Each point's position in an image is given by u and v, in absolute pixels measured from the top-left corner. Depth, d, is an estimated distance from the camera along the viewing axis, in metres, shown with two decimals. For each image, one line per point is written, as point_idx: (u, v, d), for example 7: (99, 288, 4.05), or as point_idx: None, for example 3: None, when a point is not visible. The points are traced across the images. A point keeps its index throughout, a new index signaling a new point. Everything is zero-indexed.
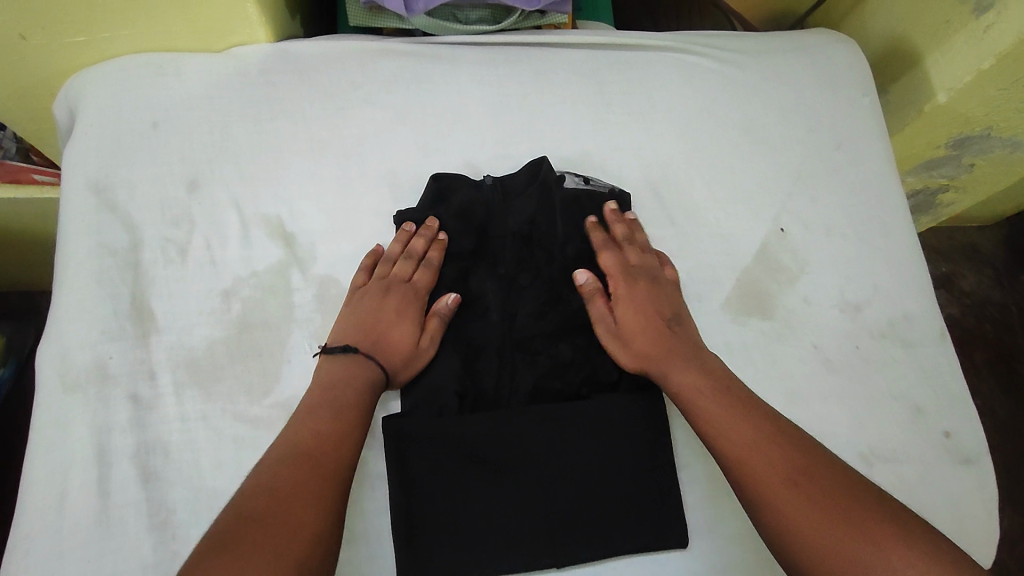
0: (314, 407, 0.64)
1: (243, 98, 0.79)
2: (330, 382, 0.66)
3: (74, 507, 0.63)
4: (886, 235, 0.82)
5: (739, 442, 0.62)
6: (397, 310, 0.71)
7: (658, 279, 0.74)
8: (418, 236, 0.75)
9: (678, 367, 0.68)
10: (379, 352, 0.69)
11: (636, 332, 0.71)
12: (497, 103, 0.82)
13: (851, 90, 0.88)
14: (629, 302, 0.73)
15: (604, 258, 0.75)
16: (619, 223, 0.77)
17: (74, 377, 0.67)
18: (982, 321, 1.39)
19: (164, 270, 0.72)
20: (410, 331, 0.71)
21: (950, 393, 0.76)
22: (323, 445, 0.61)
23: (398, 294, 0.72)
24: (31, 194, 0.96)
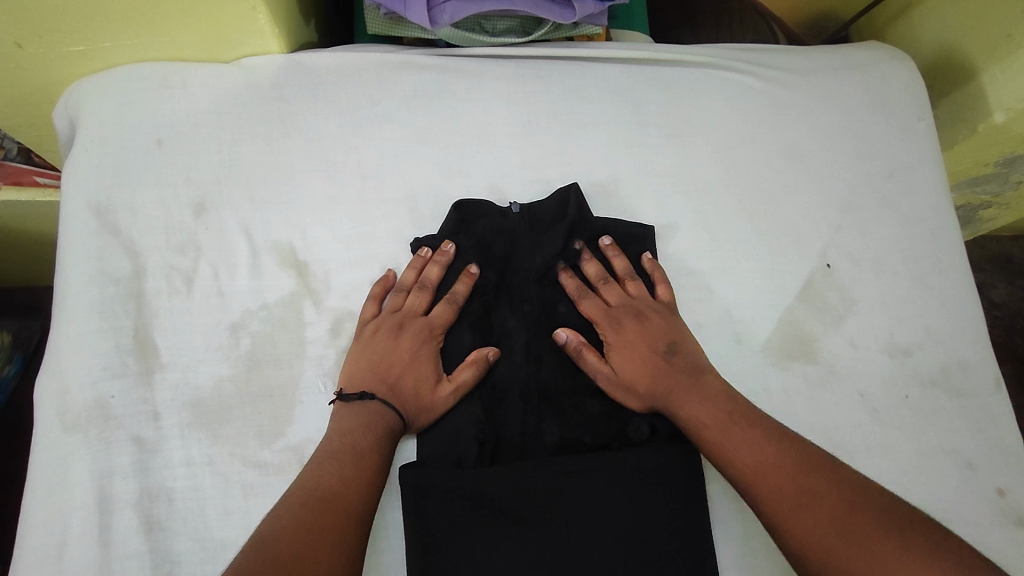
0: (332, 452, 0.59)
1: (255, 114, 0.75)
2: (344, 425, 0.61)
3: (72, 559, 0.59)
4: (938, 272, 0.77)
5: (753, 483, 0.56)
6: (414, 351, 0.67)
7: (644, 306, 0.69)
8: (433, 264, 0.70)
9: (685, 408, 0.63)
10: (395, 397, 0.65)
11: (634, 379, 0.67)
12: (525, 123, 0.77)
13: (905, 113, 0.82)
14: (623, 346, 0.68)
15: (583, 301, 0.70)
16: (590, 264, 0.72)
17: (74, 417, 0.63)
18: (1012, 334, 1.33)
19: (170, 301, 0.68)
20: (430, 375, 0.67)
21: (1003, 447, 0.71)
22: (343, 490, 0.55)
23: (416, 334, 0.68)
24: (33, 197, 0.93)
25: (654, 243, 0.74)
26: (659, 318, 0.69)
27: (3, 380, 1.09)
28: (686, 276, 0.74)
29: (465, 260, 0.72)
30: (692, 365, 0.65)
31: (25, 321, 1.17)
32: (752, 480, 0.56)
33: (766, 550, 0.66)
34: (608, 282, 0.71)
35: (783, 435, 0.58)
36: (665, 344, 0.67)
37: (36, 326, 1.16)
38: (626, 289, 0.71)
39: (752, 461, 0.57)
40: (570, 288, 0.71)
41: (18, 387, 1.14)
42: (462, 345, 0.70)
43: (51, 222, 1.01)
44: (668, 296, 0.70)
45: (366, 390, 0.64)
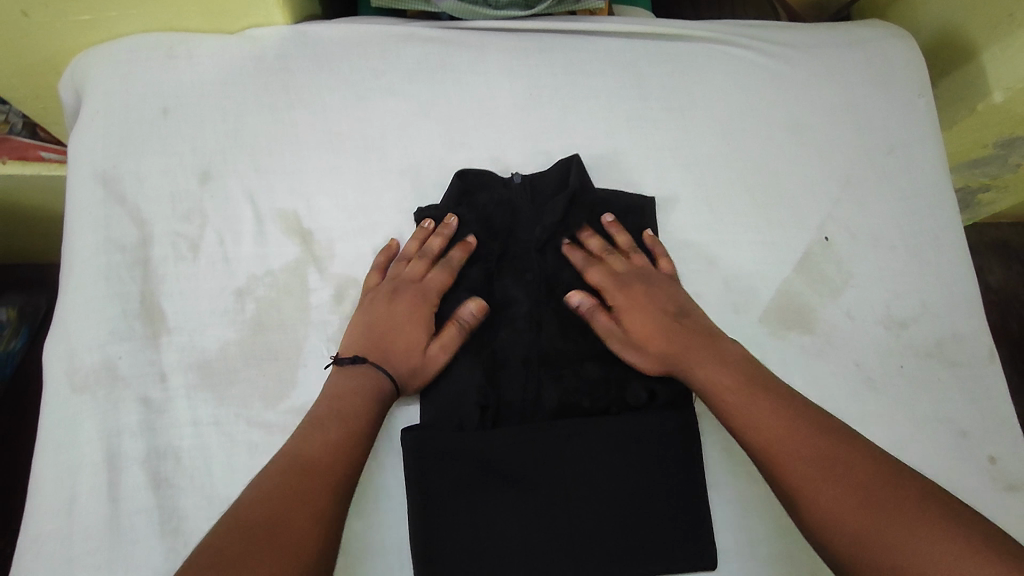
0: (321, 418, 0.59)
1: (260, 85, 0.75)
2: (337, 390, 0.62)
3: (83, 514, 0.61)
4: (936, 247, 0.78)
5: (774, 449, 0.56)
6: (410, 314, 0.67)
7: (652, 279, 0.71)
8: (435, 234, 0.71)
9: (695, 375, 0.64)
10: (390, 360, 0.65)
11: (645, 346, 0.68)
12: (527, 96, 0.78)
13: (905, 90, 0.83)
14: (630, 312, 0.69)
15: (591, 272, 0.71)
16: (595, 238, 0.73)
17: (83, 378, 0.64)
18: (1008, 318, 1.34)
19: (176, 267, 0.69)
20: (425, 337, 0.67)
21: (996, 417, 0.73)
22: (331, 453, 0.56)
23: (413, 298, 0.68)
24: (39, 171, 0.93)
25: (654, 213, 0.75)
26: (665, 288, 0.70)
27: (8, 354, 1.11)
28: (686, 247, 0.75)
29: (469, 231, 0.73)
30: (701, 332, 0.66)
31: (31, 295, 1.19)
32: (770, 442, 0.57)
33: (763, 514, 0.67)
34: (613, 253, 0.73)
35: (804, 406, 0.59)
36: (673, 312, 0.68)
37: (41, 300, 1.19)
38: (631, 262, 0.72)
39: (771, 426, 0.57)
40: (578, 260, 0.72)
41: (25, 359, 1.16)
42: (464, 313, 0.70)
43: (54, 197, 1.02)
44: (670, 270, 0.72)
45: (363, 353, 0.64)
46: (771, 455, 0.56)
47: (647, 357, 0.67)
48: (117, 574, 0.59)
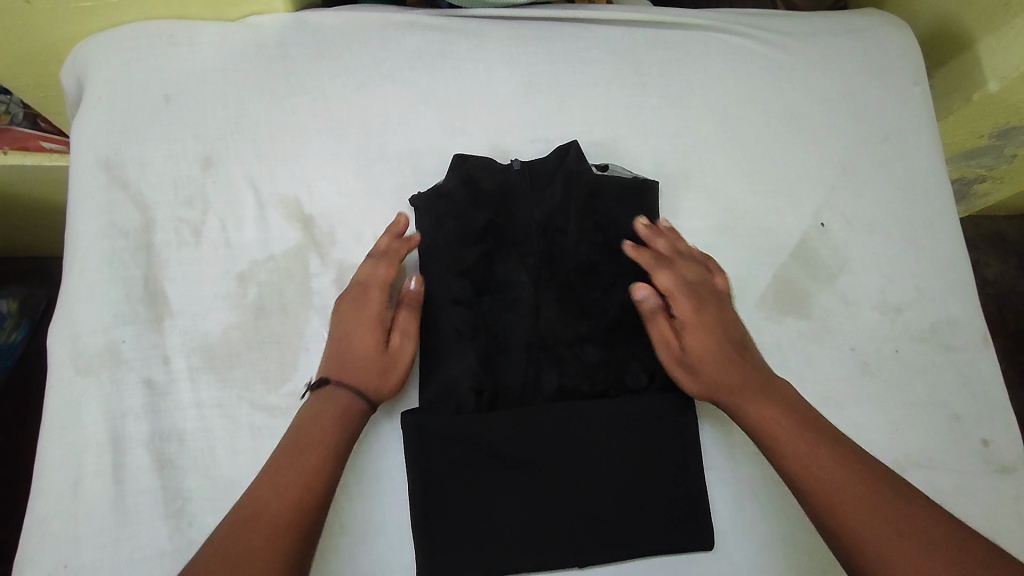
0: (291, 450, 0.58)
1: (261, 71, 0.76)
2: (304, 414, 0.60)
3: (88, 494, 0.61)
4: (931, 233, 0.79)
5: (829, 479, 0.55)
6: (351, 314, 0.65)
7: (718, 297, 0.68)
8: (383, 236, 0.69)
9: (756, 396, 0.62)
10: (343, 368, 0.63)
11: (711, 357, 0.64)
12: (527, 83, 0.78)
13: (901, 78, 0.84)
14: (698, 320, 0.65)
15: (663, 276, 0.67)
16: (662, 241, 0.69)
17: (87, 361, 0.65)
18: (1003, 309, 1.35)
19: (178, 252, 0.70)
20: (370, 332, 0.64)
21: (989, 400, 0.73)
22: (298, 493, 0.55)
23: (354, 299, 0.65)
24: (40, 161, 0.94)
25: (655, 197, 0.74)
26: (729, 307, 0.68)
27: (9, 346, 1.12)
28: (685, 232, 0.76)
29: (467, 213, 0.69)
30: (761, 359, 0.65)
31: (32, 288, 1.20)
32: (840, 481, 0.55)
33: (758, 495, 0.68)
34: (683, 258, 0.69)
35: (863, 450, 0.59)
36: (738, 332, 0.66)
37: (42, 293, 1.18)
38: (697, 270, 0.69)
39: (836, 467, 0.56)
40: (645, 259, 0.68)
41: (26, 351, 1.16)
42: (460, 297, 0.67)
43: (54, 188, 1.02)
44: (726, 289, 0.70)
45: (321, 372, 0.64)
46: (828, 496, 0.55)
47: (710, 369, 0.64)
48: (123, 552, 0.60)
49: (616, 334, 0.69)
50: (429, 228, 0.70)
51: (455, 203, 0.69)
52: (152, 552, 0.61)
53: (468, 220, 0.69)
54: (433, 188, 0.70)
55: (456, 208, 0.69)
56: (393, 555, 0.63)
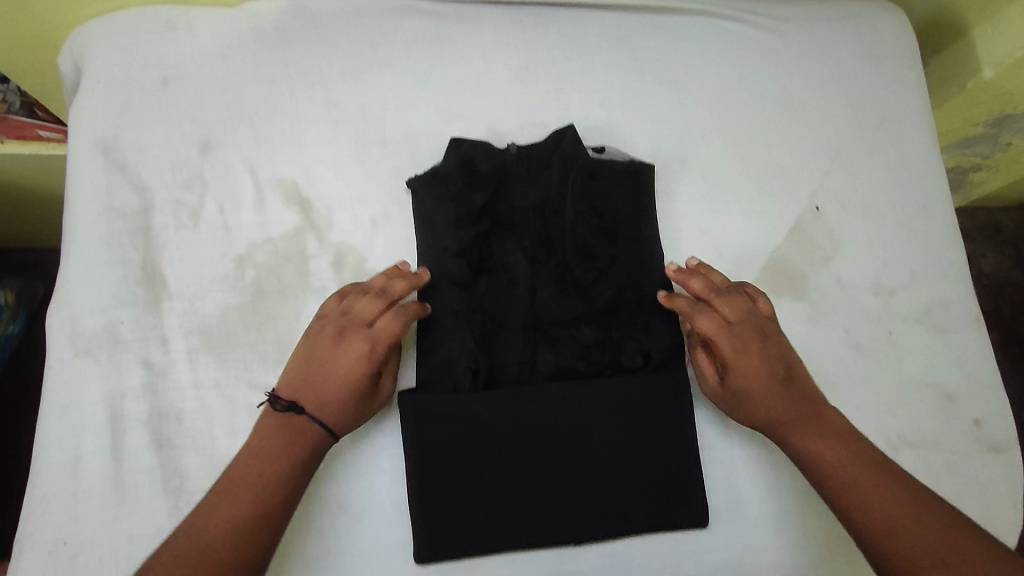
0: (244, 475, 0.58)
1: (258, 56, 0.76)
2: (265, 433, 0.59)
3: (88, 472, 0.62)
4: (925, 216, 0.79)
5: (887, 518, 0.57)
6: (354, 362, 0.60)
7: (763, 329, 0.64)
8: (402, 281, 0.64)
9: (813, 436, 0.62)
10: (324, 409, 0.60)
11: (750, 401, 0.63)
12: (524, 68, 0.79)
13: (895, 64, 0.84)
14: (746, 366, 0.63)
15: (702, 320, 0.64)
16: (699, 279, 0.66)
17: (85, 342, 0.65)
18: (998, 300, 1.35)
19: (176, 234, 0.70)
20: (365, 386, 0.61)
21: (981, 380, 0.74)
22: (253, 516, 0.56)
23: (359, 346, 0.61)
24: (37, 150, 0.93)
25: (652, 180, 0.74)
26: (778, 341, 0.64)
27: (6, 338, 1.11)
28: (680, 216, 0.76)
29: (464, 195, 0.69)
30: (808, 395, 0.63)
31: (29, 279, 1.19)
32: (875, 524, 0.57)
33: (752, 473, 0.68)
34: (721, 295, 0.65)
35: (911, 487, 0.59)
36: (784, 367, 0.63)
37: (40, 286, 1.18)
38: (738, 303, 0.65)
39: (890, 506, 0.57)
40: (683, 306, 0.65)
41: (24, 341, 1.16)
42: (456, 278, 0.67)
43: (51, 177, 1.02)
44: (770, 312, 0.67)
45: (298, 397, 0.60)
46: (884, 537, 0.56)
47: (749, 411, 0.64)
48: (123, 529, 0.61)
49: (611, 316, 0.70)
50: (427, 211, 0.71)
51: (452, 185, 0.69)
52: (151, 529, 0.61)
53: (465, 202, 0.69)
54: (430, 171, 0.71)
55: (453, 189, 0.69)
56: (392, 535, 0.63)
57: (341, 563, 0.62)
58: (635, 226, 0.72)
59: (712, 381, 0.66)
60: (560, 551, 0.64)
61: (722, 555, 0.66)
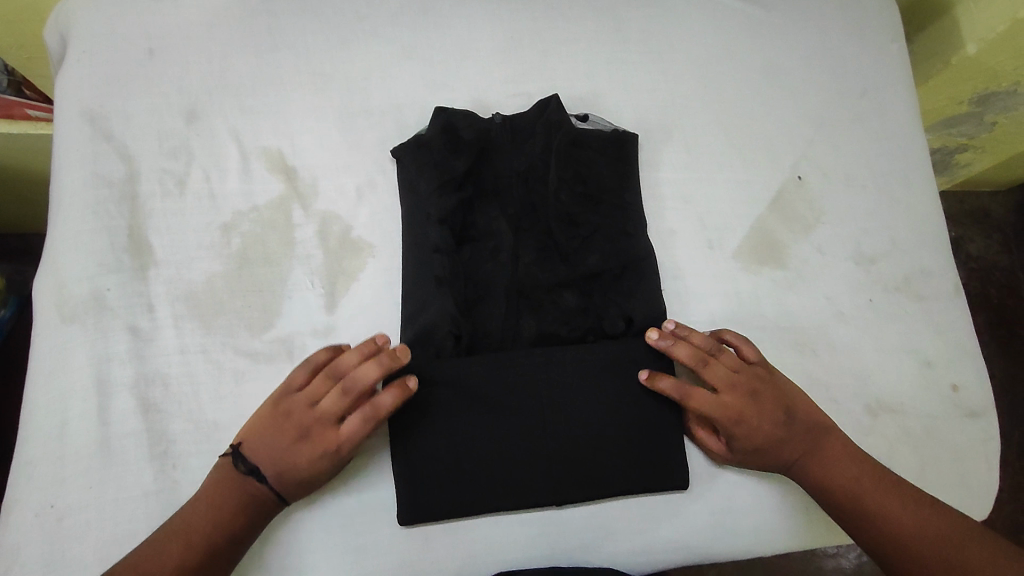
0: (182, 530, 0.57)
1: (244, 26, 0.76)
2: (216, 487, 0.59)
3: (73, 436, 0.62)
4: (906, 187, 0.80)
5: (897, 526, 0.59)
6: (322, 455, 0.60)
7: (752, 387, 0.65)
8: (375, 365, 0.60)
9: (820, 466, 0.64)
10: (283, 484, 0.60)
11: (759, 458, 0.65)
12: (509, 39, 0.79)
13: (878, 36, 0.85)
14: (742, 431, 0.64)
15: (697, 393, 0.64)
16: (681, 350, 0.64)
17: (72, 308, 0.65)
18: (986, 285, 1.32)
19: (163, 202, 0.70)
20: (328, 472, 0.61)
21: (959, 348, 0.75)
22: (208, 538, 0.57)
23: (330, 442, 0.60)
24: (24, 129, 0.88)
25: (634, 149, 0.75)
26: (770, 390, 0.65)
27: None
28: (664, 185, 0.77)
29: (448, 162, 0.70)
30: (810, 429, 0.65)
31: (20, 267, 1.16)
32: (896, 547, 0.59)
33: None
34: (704, 363, 0.64)
35: (916, 497, 0.61)
36: (782, 413, 0.64)
37: (32, 272, 1.16)
38: (722, 362, 0.65)
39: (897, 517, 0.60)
40: (671, 385, 0.64)
41: (14, 329, 1.11)
42: (440, 244, 0.68)
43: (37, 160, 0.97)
44: (757, 357, 0.67)
45: (260, 465, 0.59)
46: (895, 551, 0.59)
47: (761, 467, 0.65)
48: (108, 493, 0.61)
49: (594, 282, 0.71)
50: (411, 178, 0.71)
51: (436, 152, 0.70)
52: (137, 492, 0.62)
53: (450, 168, 0.70)
54: (414, 137, 0.72)
55: (436, 155, 0.70)
56: (378, 498, 0.64)
57: (328, 526, 0.62)
58: (619, 194, 0.73)
59: (720, 449, 0.66)
60: (543, 512, 0.65)
61: (703, 516, 0.67)
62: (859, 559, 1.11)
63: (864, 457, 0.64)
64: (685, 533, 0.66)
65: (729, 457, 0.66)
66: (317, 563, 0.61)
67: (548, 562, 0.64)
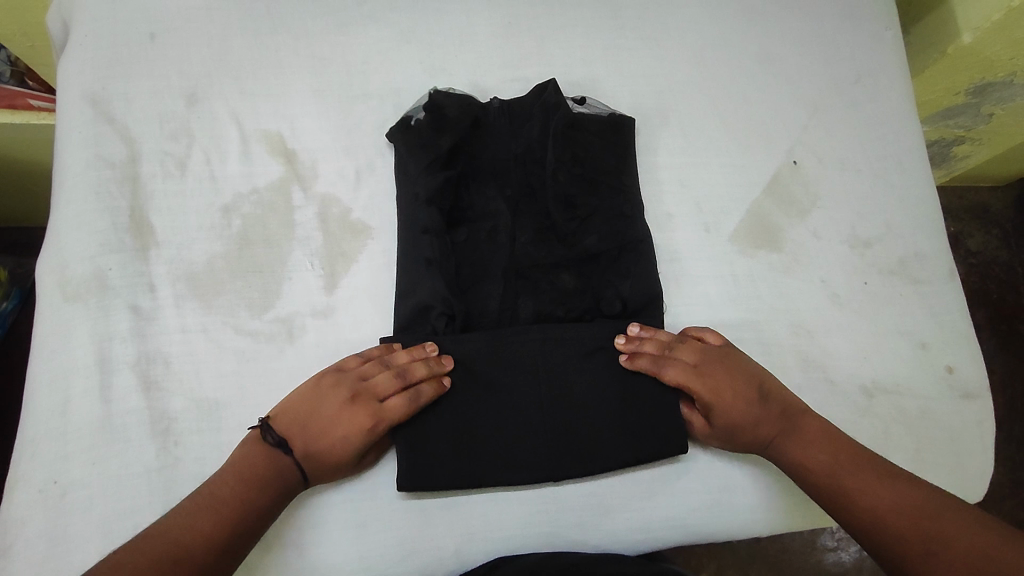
0: (210, 502, 0.55)
1: (244, 11, 0.77)
2: (245, 461, 0.58)
3: (75, 413, 0.62)
4: (900, 172, 0.81)
5: (871, 504, 0.58)
6: (351, 434, 0.59)
7: (727, 363, 0.66)
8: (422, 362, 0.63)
9: (799, 445, 0.64)
10: (310, 461, 0.59)
11: (740, 435, 0.64)
12: (506, 25, 0.80)
13: (872, 23, 0.87)
14: (726, 406, 0.64)
15: (668, 371, 0.65)
16: (646, 338, 0.67)
17: (74, 287, 0.66)
18: (985, 281, 1.33)
19: (164, 184, 0.71)
20: (351, 458, 0.60)
21: (954, 330, 0.76)
22: (230, 512, 0.55)
23: (361, 421, 0.60)
24: (28, 119, 0.88)
25: (632, 133, 0.76)
26: (742, 367, 0.67)
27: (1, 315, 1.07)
28: (663, 169, 0.78)
29: (440, 143, 0.70)
30: (785, 408, 0.65)
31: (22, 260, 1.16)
32: (870, 521, 0.57)
33: None
34: (674, 347, 0.66)
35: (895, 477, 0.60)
36: (757, 389, 0.65)
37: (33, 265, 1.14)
38: (692, 345, 0.67)
39: (873, 495, 0.58)
40: (647, 365, 0.65)
41: (17, 321, 1.11)
42: (430, 226, 0.68)
43: (39, 150, 0.97)
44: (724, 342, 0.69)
45: (289, 436, 0.60)
46: (867, 529, 0.57)
47: (741, 447, 0.65)
48: (109, 469, 0.61)
49: (592, 263, 0.71)
50: (402, 159, 0.72)
51: (426, 133, 0.71)
52: (138, 469, 0.62)
53: (440, 149, 0.70)
54: (404, 121, 0.72)
55: (427, 136, 0.70)
56: (373, 474, 0.64)
57: (326, 502, 0.63)
58: (617, 176, 0.74)
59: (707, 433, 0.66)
60: (541, 492, 0.66)
61: (701, 495, 0.67)
62: (859, 553, 1.11)
63: (841, 438, 0.64)
64: (679, 511, 0.67)
65: (717, 437, 0.66)
66: (317, 539, 0.62)
67: (544, 540, 0.65)
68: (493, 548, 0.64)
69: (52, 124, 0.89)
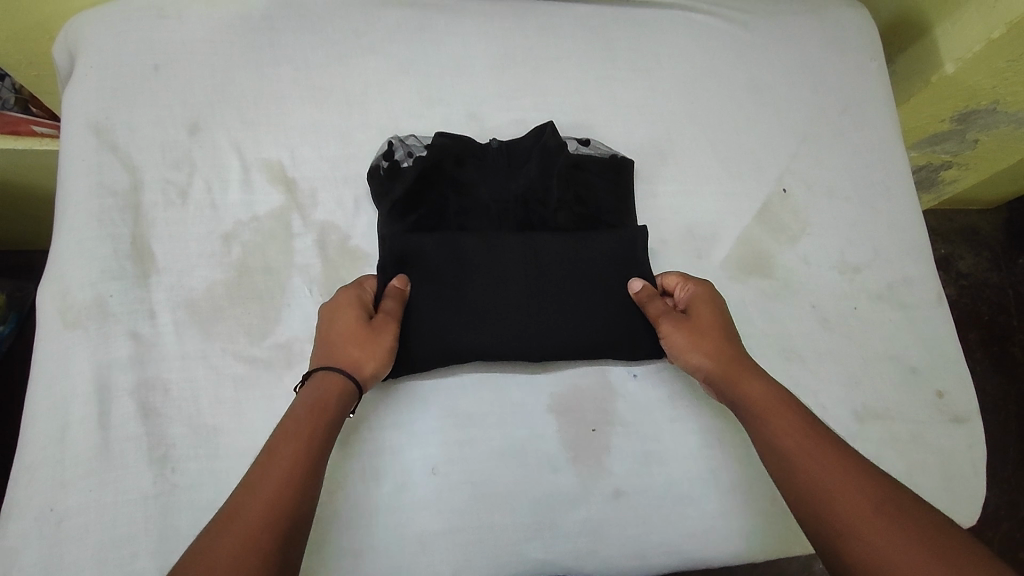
0: (233, 518, 0.49)
1: (246, 42, 0.79)
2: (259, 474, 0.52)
3: (74, 439, 0.62)
4: (887, 199, 0.83)
5: (828, 485, 0.52)
6: (330, 320, 0.64)
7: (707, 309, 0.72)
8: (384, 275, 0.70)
9: (752, 381, 0.63)
10: (337, 358, 0.61)
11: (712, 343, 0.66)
12: (502, 57, 0.82)
13: (858, 54, 0.89)
14: (702, 304, 0.68)
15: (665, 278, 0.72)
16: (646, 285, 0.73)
17: (75, 314, 0.67)
18: (977, 303, 1.34)
19: (165, 212, 0.72)
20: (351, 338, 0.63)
21: (943, 355, 0.77)
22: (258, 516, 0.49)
23: (330, 306, 0.65)
24: (30, 145, 0.89)
25: (632, 175, 0.78)
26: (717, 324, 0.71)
27: None
28: (658, 197, 0.79)
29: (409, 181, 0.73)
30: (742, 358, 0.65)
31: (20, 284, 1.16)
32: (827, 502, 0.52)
33: (721, 443, 0.71)
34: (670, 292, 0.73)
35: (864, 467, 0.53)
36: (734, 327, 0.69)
37: (31, 289, 1.15)
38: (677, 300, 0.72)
39: (834, 478, 0.53)
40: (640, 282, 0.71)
41: (13, 347, 1.11)
42: None
43: (39, 176, 0.98)
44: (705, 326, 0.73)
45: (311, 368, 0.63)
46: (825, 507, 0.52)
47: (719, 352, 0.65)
48: (107, 496, 0.61)
49: None
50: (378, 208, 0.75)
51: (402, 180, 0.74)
52: (136, 495, 0.62)
53: (408, 187, 0.73)
54: (379, 167, 0.74)
55: (399, 181, 0.74)
56: (368, 503, 0.64)
57: (323, 532, 0.62)
58: (617, 217, 0.76)
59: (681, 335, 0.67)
60: (542, 525, 0.66)
61: (700, 527, 0.67)
62: None
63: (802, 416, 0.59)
64: (677, 536, 0.67)
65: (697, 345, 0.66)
66: None
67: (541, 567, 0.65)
68: (488, 575, 0.64)
69: (55, 152, 0.91)
